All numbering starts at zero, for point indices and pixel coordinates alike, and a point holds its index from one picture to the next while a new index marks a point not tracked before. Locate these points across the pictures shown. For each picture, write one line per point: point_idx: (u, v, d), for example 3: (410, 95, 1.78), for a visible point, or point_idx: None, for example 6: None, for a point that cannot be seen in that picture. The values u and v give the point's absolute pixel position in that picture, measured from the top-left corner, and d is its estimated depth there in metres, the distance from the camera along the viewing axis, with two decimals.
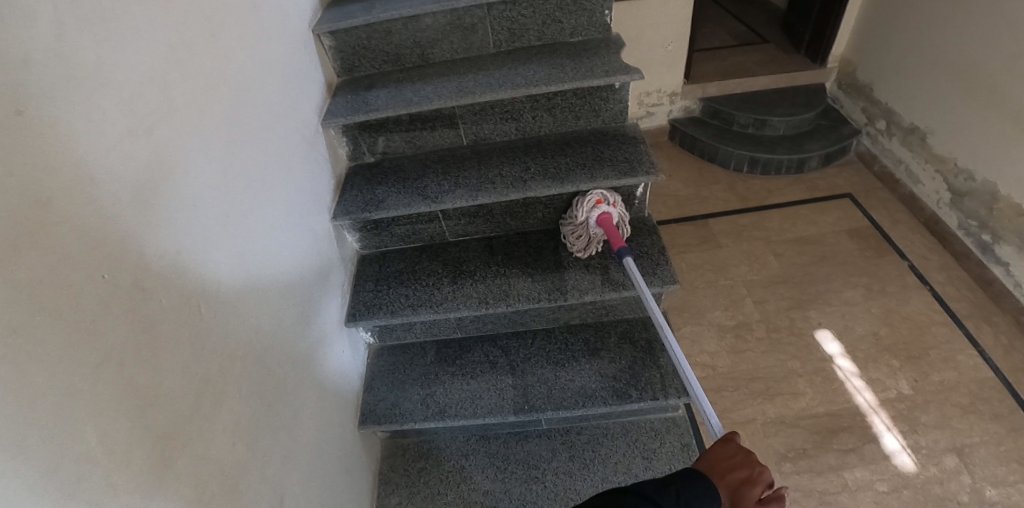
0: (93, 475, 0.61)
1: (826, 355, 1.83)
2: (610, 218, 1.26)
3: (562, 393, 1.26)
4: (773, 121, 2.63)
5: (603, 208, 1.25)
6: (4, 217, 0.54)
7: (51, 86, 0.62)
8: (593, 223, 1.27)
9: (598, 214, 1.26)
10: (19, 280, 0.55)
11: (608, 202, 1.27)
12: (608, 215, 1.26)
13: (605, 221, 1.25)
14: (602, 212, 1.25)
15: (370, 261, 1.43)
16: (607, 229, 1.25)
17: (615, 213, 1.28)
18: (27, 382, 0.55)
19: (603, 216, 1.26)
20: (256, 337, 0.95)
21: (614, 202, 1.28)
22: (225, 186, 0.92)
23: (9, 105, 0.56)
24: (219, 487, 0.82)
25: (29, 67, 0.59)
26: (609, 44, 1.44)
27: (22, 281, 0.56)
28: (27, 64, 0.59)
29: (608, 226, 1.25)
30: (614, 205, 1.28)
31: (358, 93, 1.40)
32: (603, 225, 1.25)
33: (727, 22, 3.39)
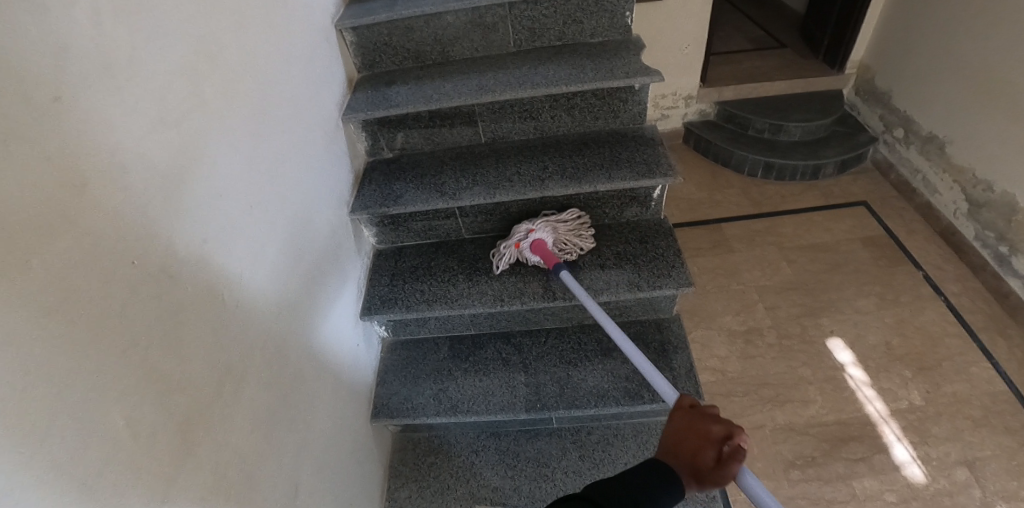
0: (116, 455, 0.63)
1: (837, 363, 1.82)
2: (541, 244, 1.28)
3: (574, 392, 1.27)
4: (789, 127, 2.62)
5: (525, 246, 1.29)
6: (36, 201, 0.55)
7: (87, 74, 0.63)
8: (534, 257, 1.31)
9: (529, 250, 1.30)
10: (50, 263, 0.56)
11: (523, 235, 1.30)
12: (535, 246, 1.28)
13: (537, 252, 1.28)
14: (528, 247, 1.29)
15: (386, 256, 1.44)
16: (543, 257, 1.28)
17: (542, 233, 1.29)
18: (56, 362, 0.56)
19: (533, 249, 1.29)
20: (275, 327, 0.96)
21: (531, 227, 1.29)
22: (249, 177, 0.93)
23: (46, 93, 0.58)
24: (239, 474, 0.83)
25: (65, 55, 0.60)
26: (629, 45, 1.44)
27: (53, 264, 0.57)
28: (63, 52, 0.60)
29: (543, 252, 1.28)
30: (531, 231, 1.29)
31: (379, 89, 1.41)
32: (539, 255, 1.29)
33: (745, 26, 3.37)
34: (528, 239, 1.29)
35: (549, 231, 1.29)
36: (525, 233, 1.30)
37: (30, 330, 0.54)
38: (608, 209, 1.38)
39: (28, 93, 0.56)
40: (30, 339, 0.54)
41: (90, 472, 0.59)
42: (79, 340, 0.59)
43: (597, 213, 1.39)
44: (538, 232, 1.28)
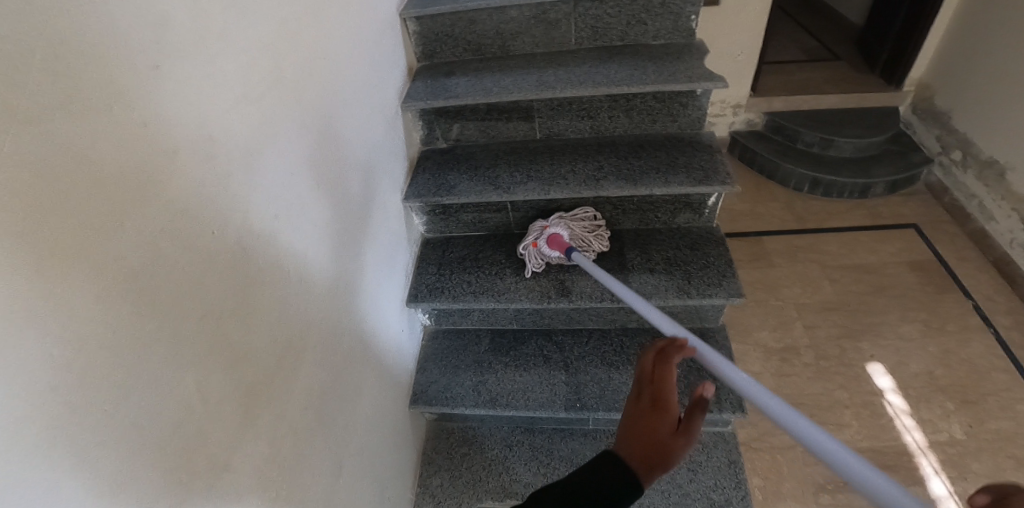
0: (188, 427, 0.62)
1: (876, 388, 1.77)
2: (556, 238, 1.28)
3: (615, 395, 1.26)
4: (840, 143, 2.53)
5: (541, 243, 1.29)
6: (134, 164, 0.53)
7: (184, 44, 0.61)
8: (553, 254, 1.30)
9: (547, 247, 1.29)
10: (143, 227, 0.55)
11: (538, 234, 1.30)
12: (550, 242, 1.28)
13: (554, 246, 1.28)
14: (545, 244, 1.29)
15: (434, 245, 1.46)
16: (560, 250, 1.27)
17: (556, 228, 1.29)
18: (141, 330, 0.55)
19: (550, 245, 1.29)
20: (331, 308, 0.97)
21: (545, 223, 1.30)
22: (319, 157, 0.94)
23: (146, 58, 0.56)
24: (289, 449, 0.84)
25: (166, 24, 0.59)
26: (692, 49, 1.41)
27: (146, 228, 0.55)
28: (165, 21, 0.59)
29: (559, 245, 1.27)
30: (545, 228, 1.30)
31: (438, 79, 1.42)
32: (557, 250, 1.28)
33: (798, 37, 3.28)
34: (543, 236, 1.29)
35: (563, 225, 1.29)
36: (540, 231, 1.31)
37: (121, 297, 0.52)
38: (660, 214, 1.37)
39: (132, 55, 0.54)
40: (123, 301, 0.52)
41: (162, 443, 0.58)
42: (165, 305, 0.58)
43: (649, 217, 1.38)
44: (552, 227, 1.29)
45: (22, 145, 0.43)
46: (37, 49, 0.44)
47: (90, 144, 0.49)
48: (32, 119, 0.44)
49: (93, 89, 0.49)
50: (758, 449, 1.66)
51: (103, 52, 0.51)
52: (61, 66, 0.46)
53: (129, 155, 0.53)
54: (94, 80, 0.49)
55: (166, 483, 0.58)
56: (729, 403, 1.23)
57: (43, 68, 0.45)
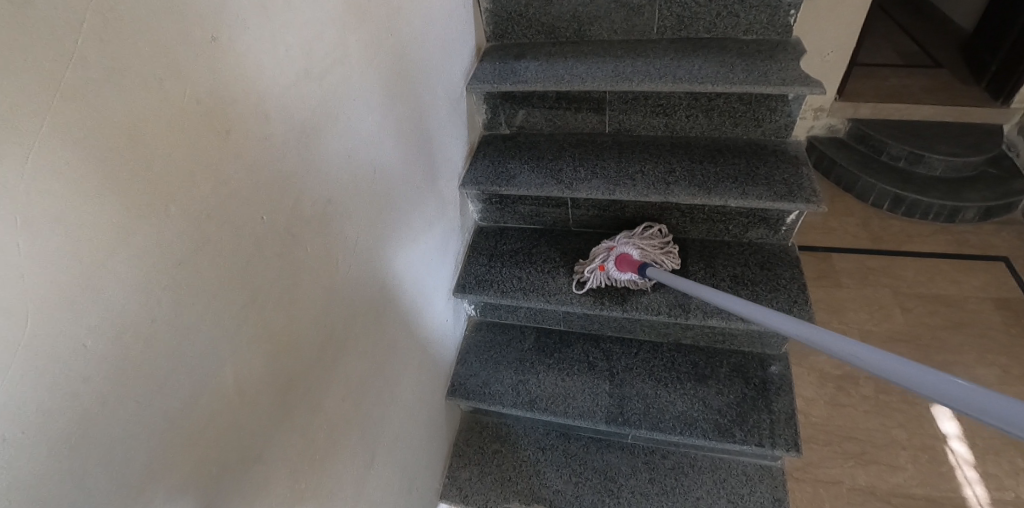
0: (223, 409, 0.63)
1: (939, 433, 1.62)
2: (626, 258, 1.19)
3: (660, 414, 1.21)
4: (932, 158, 2.30)
5: (610, 265, 1.20)
6: (187, 149, 0.54)
7: (245, 15, 0.59)
8: (625, 275, 1.21)
9: (617, 269, 1.20)
10: (191, 213, 0.55)
11: (605, 254, 1.22)
12: (619, 262, 1.20)
13: (625, 266, 1.19)
14: (614, 265, 1.20)
15: (487, 234, 1.41)
16: (631, 269, 1.18)
17: (624, 247, 1.21)
18: (180, 314, 0.55)
19: (619, 266, 1.20)
20: (379, 295, 0.95)
21: (611, 244, 1.22)
22: (380, 140, 0.90)
23: (204, 32, 0.54)
24: (324, 437, 0.83)
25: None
26: (787, 47, 1.28)
27: (193, 214, 0.55)
28: None
29: (630, 264, 1.19)
30: (612, 248, 1.21)
31: (507, 61, 1.35)
32: (629, 270, 1.19)
33: (895, 39, 2.99)
34: (611, 257, 1.20)
35: (632, 243, 1.20)
36: (607, 251, 1.22)
37: (162, 284, 0.53)
38: (731, 227, 1.27)
39: (189, 29, 0.52)
40: (160, 292, 0.53)
41: (195, 433, 0.60)
42: (204, 291, 0.58)
43: (718, 228, 1.28)
44: (619, 246, 1.20)
45: (61, 126, 0.42)
46: (89, 17, 0.43)
47: (138, 130, 0.48)
48: (77, 97, 0.43)
49: (143, 68, 0.48)
50: (800, 480, 1.55)
51: (156, 27, 0.49)
52: (114, 40, 0.45)
53: (183, 144, 0.53)
54: (149, 59, 0.49)
55: (195, 473, 0.61)
56: (784, 439, 1.14)
57: (91, 44, 0.43)
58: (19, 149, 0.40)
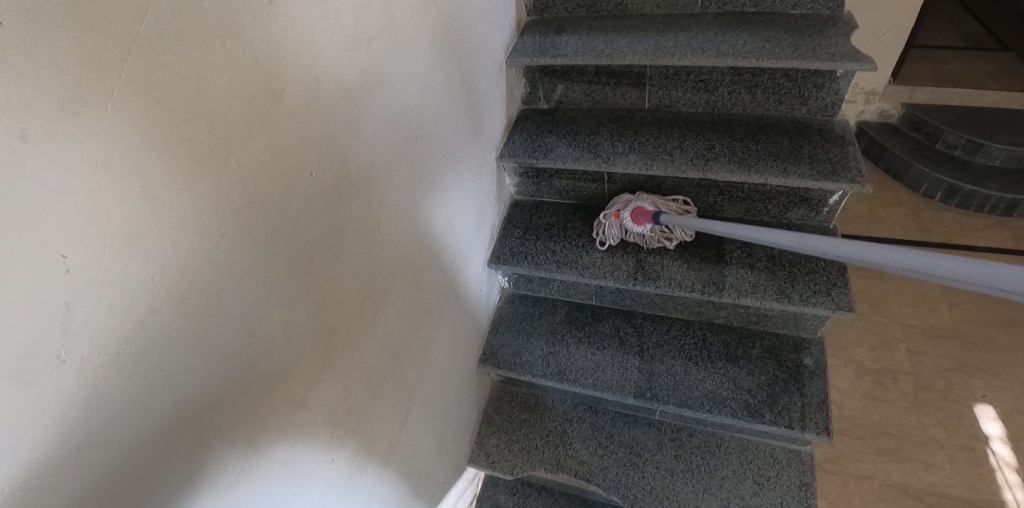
0: (273, 354, 0.68)
1: (981, 434, 1.56)
2: (642, 210, 1.22)
3: (689, 391, 1.21)
4: (991, 147, 2.17)
5: (625, 214, 1.23)
6: (243, 105, 0.57)
7: None
8: (638, 228, 1.23)
9: (631, 220, 1.23)
10: (246, 168, 0.59)
11: (622, 205, 1.25)
12: (635, 214, 1.22)
13: (640, 217, 1.22)
14: (629, 215, 1.23)
15: (522, 208, 1.42)
16: (647, 221, 1.22)
17: (642, 201, 1.24)
18: (235, 260, 0.59)
19: (634, 218, 1.23)
20: (418, 258, 0.98)
21: (629, 198, 1.25)
22: (422, 108, 0.92)
23: None
24: (363, 390, 0.88)
25: None
26: (838, 23, 1.23)
27: (246, 170, 0.59)
28: None
29: (645, 216, 1.22)
30: (630, 201, 1.25)
31: (547, 35, 1.34)
32: (643, 222, 1.22)
33: (959, 20, 2.80)
34: (628, 208, 1.23)
35: (650, 200, 1.24)
36: (624, 204, 1.25)
37: (218, 232, 0.56)
38: (770, 206, 1.24)
39: None
40: (219, 238, 0.57)
41: (245, 373, 0.64)
42: (255, 243, 0.62)
43: (757, 208, 1.26)
44: (637, 200, 1.24)
45: (135, 82, 0.45)
46: None
47: (199, 84, 0.51)
48: (150, 50, 0.46)
49: (209, 23, 0.51)
50: (830, 472, 1.53)
51: None
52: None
53: (240, 101, 0.56)
54: (213, 17, 0.51)
55: (243, 411, 0.65)
56: (815, 423, 1.13)
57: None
58: (99, 99, 0.43)
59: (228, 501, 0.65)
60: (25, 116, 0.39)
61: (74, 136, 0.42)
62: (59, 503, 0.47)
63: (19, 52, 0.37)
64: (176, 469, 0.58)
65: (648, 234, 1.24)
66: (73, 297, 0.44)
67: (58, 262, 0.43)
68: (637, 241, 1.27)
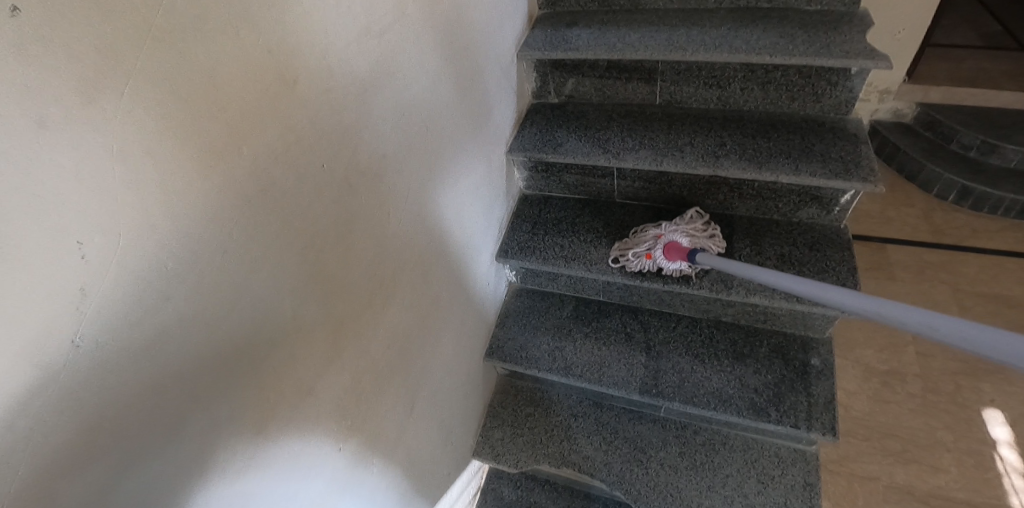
0: (284, 342, 0.69)
1: (988, 438, 1.55)
2: (673, 246, 1.18)
3: (694, 389, 1.21)
4: (1007, 149, 2.12)
5: (657, 254, 1.19)
6: (257, 95, 0.57)
7: None
8: (673, 265, 1.19)
9: (664, 257, 1.19)
10: (259, 158, 0.59)
11: (651, 243, 1.20)
12: (666, 252, 1.18)
13: (672, 254, 1.18)
14: (661, 253, 1.19)
15: (531, 203, 1.42)
16: (680, 257, 1.17)
17: (671, 235, 1.19)
18: (247, 249, 0.60)
19: (666, 254, 1.19)
20: (427, 250, 0.98)
21: (658, 232, 1.20)
22: (432, 101, 0.92)
23: None
24: (370, 380, 0.88)
25: None
26: (853, 19, 1.22)
27: (259, 160, 0.59)
28: None
29: (679, 253, 1.17)
30: (659, 236, 1.20)
31: (559, 29, 1.34)
32: (677, 258, 1.18)
33: (976, 18, 2.76)
34: (658, 245, 1.19)
35: (679, 231, 1.19)
36: (654, 240, 1.20)
37: (231, 221, 0.57)
38: (780, 204, 1.23)
39: None
40: (232, 227, 0.57)
41: (255, 362, 0.65)
42: (267, 231, 0.62)
43: (767, 206, 1.25)
44: (666, 234, 1.19)
45: (151, 69, 0.46)
46: None
47: (215, 73, 0.52)
48: (166, 38, 0.46)
49: (224, 12, 0.51)
50: (835, 473, 1.52)
51: None
52: None
53: (254, 90, 0.56)
54: (229, 7, 0.51)
55: (254, 398, 0.66)
56: (820, 423, 1.13)
57: None
58: (117, 85, 0.43)
59: (237, 485, 0.66)
60: (43, 103, 0.39)
61: (91, 123, 0.42)
62: (69, 486, 0.48)
63: (37, 40, 0.38)
64: (187, 453, 0.59)
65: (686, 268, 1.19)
66: (90, 282, 0.45)
67: (75, 248, 0.43)
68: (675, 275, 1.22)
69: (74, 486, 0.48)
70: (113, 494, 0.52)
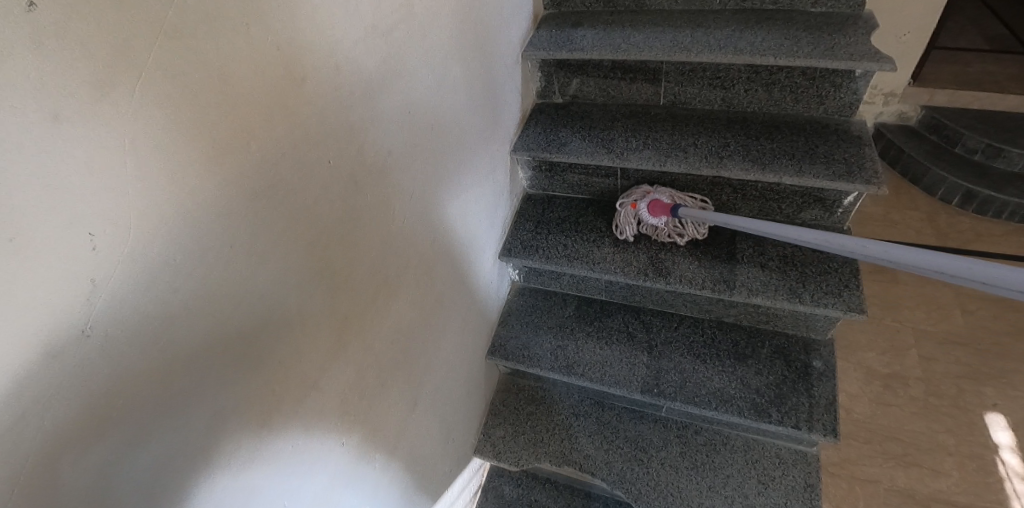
0: (288, 337, 0.69)
1: (990, 442, 1.55)
2: (659, 202, 1.23)
3: (696, 389, 1.21)
4: (1012, 153, 2.11)
5: (642, 204, 1.23)
6: (265, 91, 0.58)
7: None
8: (653, 220, 1.24)
9: (647, 210, 1.23)
10: (266, 153, 0.60)
11: (640, 196, 1.26)
12: (652, 205, 1.22)
13: (657, 210, 1.22)
14: (646, 207, 1.23)
15: (535, 202, 1.43)
16: (663, 213, 1.22)
17: (659, 193, 1.24)
18: (253, 244, 0.60)
19: (651, 209, 1.23)
20: (430, 248, 0.99)
21: (648, 189, 1.26)
22: (437, 99, 0.92)
23: None
24: (373, 377, 0.89)
25: None
26: (859, 21, 1.22)
27: (266, 155, 0.60)
28: None
29: (662, 209, 1.22)
30: (648, 192, 1.25)
31: (564, 29, 1.34)
32: (659, 214, 1.22)
33: (983, 22, 2.75)
34: (645, 198, 1.24)
35: (668, 192, 1.24)
36: (642, 194, 1.26)
37: (236, 217, 0.57)
38: (783, 206, 1.24)
39: None
40: (239, 222, 0.58)
41: (261, 357, 0.66)
42: (273, 226, 0.63)
43: (770, 207, 1.25)
44: (655, 191, 1.24)
45: (162, 65, 0.46)
46: None
47: (224, 70, 0.52)
48: (177, 35, 0.47)
49: (233, 9, 0.52)
50: (836, 475, 1.52)
51: None
52: None
53: (261, 87, 0.57)
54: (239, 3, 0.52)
55: (259, 392, 0.67)
56: (822, 424, 1.13)
57: None
58: (129, 80, 0.44)
59: (243, 478, 0.67)
60: (58, 98, 0.40)
61: (103, 118, 0.43)
62: (77, 474, 0.48)
63: (51, 35, 0.38)
64: (192, 446, 0.59)
65: (663, 227, 1.25)
66: (99, 274, 0.45)
67: (85, 239, 0.44)
68: (649, 231, 1.27)
69: (82, 475, 0.49)
70: (118, 486, 0.53)
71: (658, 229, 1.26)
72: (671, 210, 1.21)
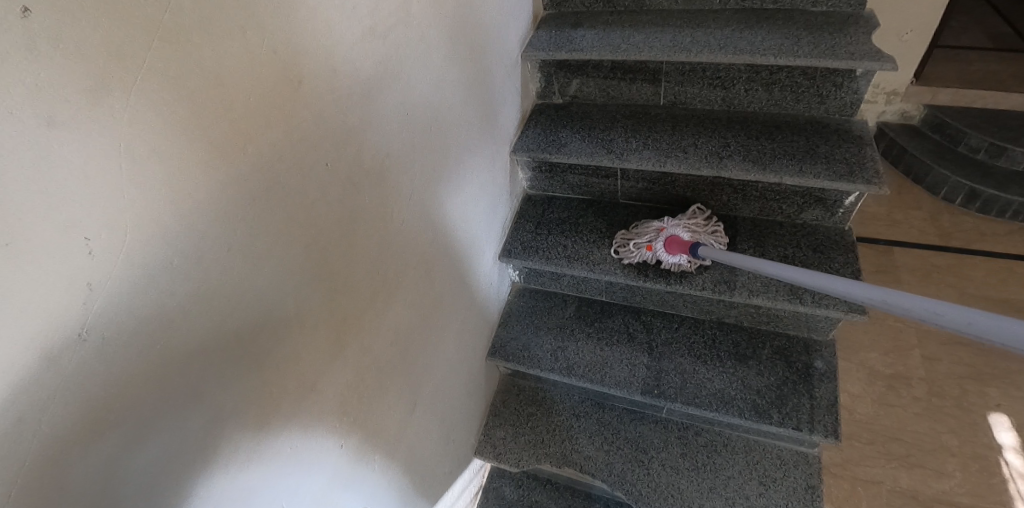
0: (287, 339, 0.70)
1: (994, 443, 1.54)
2: (674, 239, 1.18)
3: (697, 390, 1.21)
4: (1016, 151, 2.10)
5: (658, 245, 1.19)
6: (262, 93, 0.58)
7: None
8: (672, 258, 1.20)
9: (665, 251, 1.19)
10: (263, 155, 0.60)
11: (653, 235, 1.21)
12: (668, 244, 1.19)
13: (674, 248, 1.18)
14: (662, 247, 1.19)
15: (535, 202, 1.43)
16: (681, 250, 1.18)
17: (673, 228, 1.19)
18: (251, 246, 0.60)
19: (667, 248, 1.19)
20: (430, 250, 0.99)
21: (660, 225, 1.21)
22: (436, 99, 0.92)
23: None
24: (372, 378, 0.89)
25: None
26: (859, 20, 1.21)
27: (264, 157, 0.60)
28: None
29: (680, 246, 1.18)
30: (661, 229, 1.20)
31: (564, 29, 1.34)
32: (677, 252, 1.18)
33: (986, 20, 2.74)
34: (660, 238, 1.19)
35: (681, 225, 1.19)
36: (656, 232, 1.21)
37: (234, 220, 0.57)
38: (784, 206, 1.23)
39: None
40: (237, 224, 0.58)
41: (260, 359, 0.66)
42: (272, 228, 0.63)
43: (771, 207, 1.25)
44: (669, 228, 1.19)
45: (158, 68, 0.46)
46: None
47: (221, 73, 0.52)
48: (173, 38, 0.47)
49: (229, 11, 0.52)
50: (838, 476, 1.52)
51: None
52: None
53: (258, 90, 0.57)
54: (235, 5, 0.52)
55: (258, 393, 0.67)
56: (822, 425, 1.13)
57: None
58: (124, 84, 0.44)
59: (244, 479, 0.67)
60: (54, 102, 0.40)
61: (99, 123, 0.43)
62: (74, 478, 0.48)
63: (45, 39, 0.38)
64: (192, 447, 0.59)
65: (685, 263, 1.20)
66: (96, 277, 0.45)
67: (82, 243, 0.44)
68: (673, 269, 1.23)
69: (80, 479, 0.49)
70: (117, 486, 0.53)
71: (682, 266, 1.21)
72: (689, 246, 1.16)
